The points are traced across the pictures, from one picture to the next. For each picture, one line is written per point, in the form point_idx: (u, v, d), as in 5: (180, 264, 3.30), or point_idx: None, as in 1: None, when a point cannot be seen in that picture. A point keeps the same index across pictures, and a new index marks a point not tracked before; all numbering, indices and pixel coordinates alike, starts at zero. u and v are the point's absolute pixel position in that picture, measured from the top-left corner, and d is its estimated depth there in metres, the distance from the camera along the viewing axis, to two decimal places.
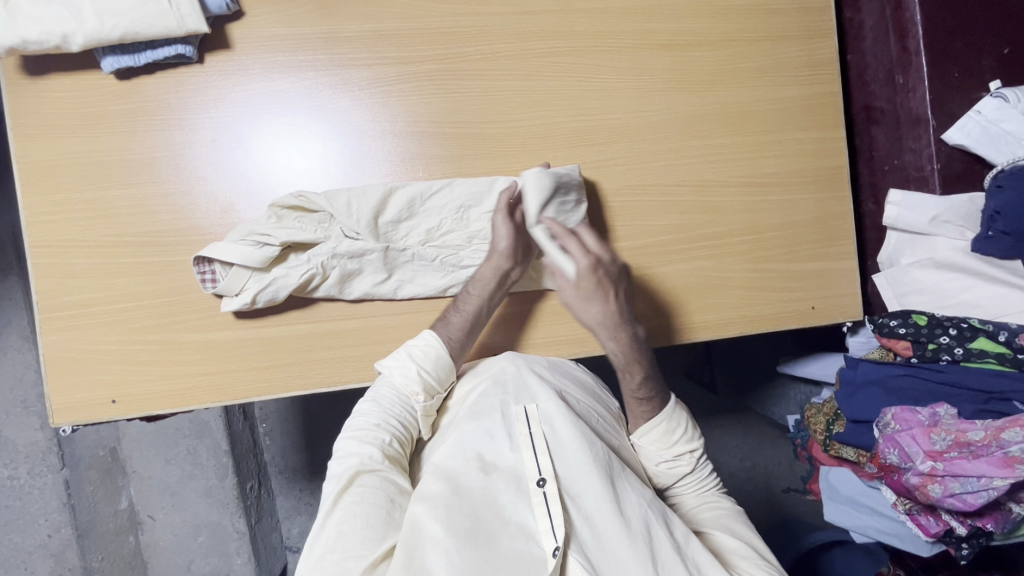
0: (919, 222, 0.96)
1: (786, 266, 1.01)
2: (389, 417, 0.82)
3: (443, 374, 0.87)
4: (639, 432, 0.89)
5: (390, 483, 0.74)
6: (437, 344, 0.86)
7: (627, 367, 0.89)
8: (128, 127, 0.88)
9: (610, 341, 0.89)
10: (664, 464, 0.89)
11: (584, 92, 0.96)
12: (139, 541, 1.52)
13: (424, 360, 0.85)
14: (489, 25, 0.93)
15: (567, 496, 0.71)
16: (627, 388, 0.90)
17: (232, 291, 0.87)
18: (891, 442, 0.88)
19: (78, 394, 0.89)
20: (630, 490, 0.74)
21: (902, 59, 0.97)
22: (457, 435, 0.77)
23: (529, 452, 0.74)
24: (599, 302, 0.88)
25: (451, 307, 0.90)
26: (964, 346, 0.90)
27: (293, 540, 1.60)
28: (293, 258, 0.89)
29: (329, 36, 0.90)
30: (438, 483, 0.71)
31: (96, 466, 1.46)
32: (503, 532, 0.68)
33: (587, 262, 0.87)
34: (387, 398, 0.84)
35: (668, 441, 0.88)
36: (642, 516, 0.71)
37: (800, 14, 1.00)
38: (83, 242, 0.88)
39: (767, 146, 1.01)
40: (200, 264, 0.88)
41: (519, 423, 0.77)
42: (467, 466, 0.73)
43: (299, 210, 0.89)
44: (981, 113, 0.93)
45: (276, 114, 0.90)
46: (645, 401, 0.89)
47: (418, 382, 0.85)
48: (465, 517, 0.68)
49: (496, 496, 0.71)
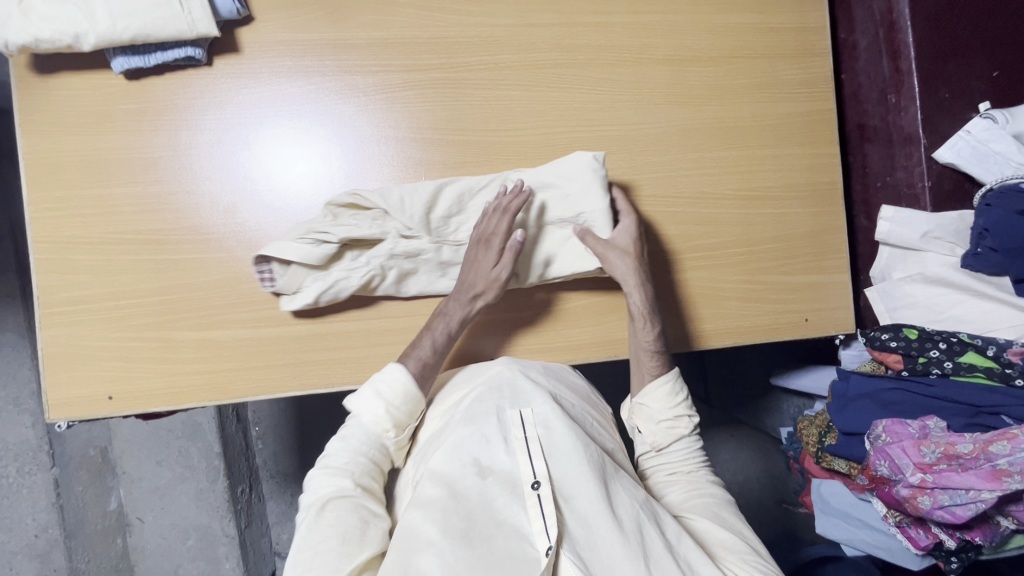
0: (910, 238, 0.98)
1: (780, 278, 1.03)
2: (357, 456, 0.80)
3: (412, 408, 0.85)
4: (643, 392, 0.92)
5: (362, 506, 0.75)
6: (408, 381, 0.84)
7: (647, 321, 0.91)
8: (135, 126, 0.89)
9: (636, 291, 0.91)
10: (665, 424, 0.91)
11: (585, 104, 0.98)
12: (127, 544, 1.52)
13: (392, 396, 0.83)
14: (494, 35, 0.95)
15: (562, 498, 0.72)
16: (643, 337, 0.92)
17: (289, 290, 0.89)
18: (881, 454, 0.90)
19: (73, 390, 0.89)
20: (623, 492, 0.74)
21: (894, 80, 0.99)
22: (452, 440, 0.77)
23: (525, 456, 0.75)
24: (627, 254, 0.91)
25: (417, 343, 0.89)
26: (954, 360, 0.91)
27: (282, 546, 1.60)
28: (350, 256, 0.90)
29: (336, 42, 0.92)
30: (434, 487, 0.72)
31: (86, 467, 1.46)
32: (498, 532, 0.69)
33: (628, 222, 0.94)
34: (355, 437, 0.82)
35: (671, 402, 0.92)
36: (634, 517, 0.72)
37: (796, 33, 1.03)
38: (86, 238, 0.89)
39: (762, 160, 1.03)
40: (258, 264, 0.89)
41: (514, 428, 0.78)
42: (463, 470, 0.74)
43: (352, 209, 0.91)
44: (971, 133, 0.95)
45: (281, 117, 0.92)
46: (657, 356, 0.92)
47: (387, 419, 0.83)
48: (461, 517, 0.69)
49: (490, 499, 0.72)
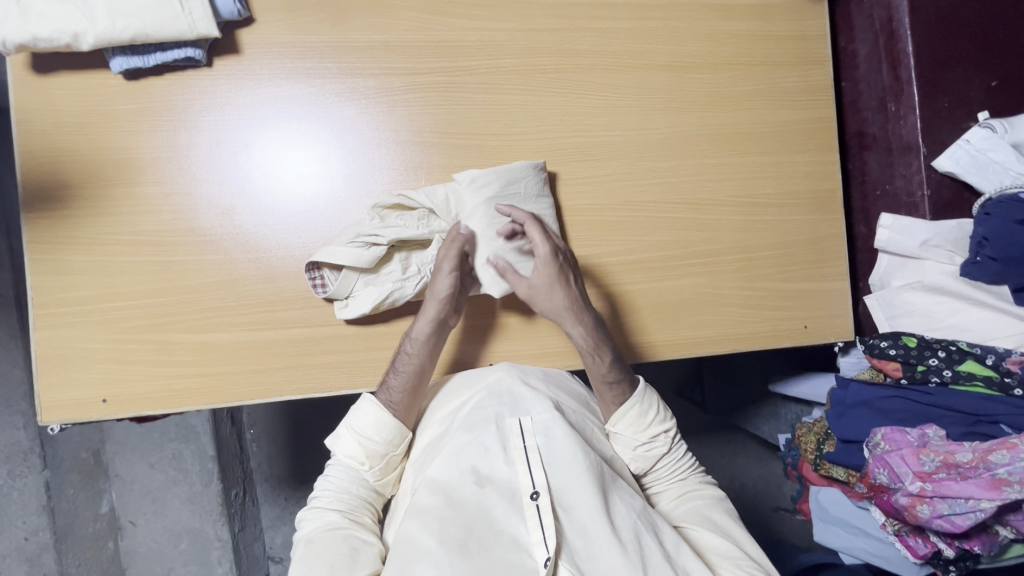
0: (910, 247, 0.98)
1: (779, 285, 1.03)
2: (341, 494, 0.84)
3: (390, 437, 0.86)
4: (613, 419, 0.88)
5: (351, 535, 0.78)
6: (377, 409, 0.85)
7: (595, 352, 0.88)
8: (134, 127, 0.88)
9: (576, 327, 0.88)
10: (643, 447, 0.88)
11: (587, 109, 0.98)
12: (118, 547, 1.50)
13: (365, 427, 0.85)
14: (496, 39, 0.95)
15: (561, 508, 0.72)
16: (598, 372, 0.88)
17: (341, 296, 0.90)
18: (880, 462, 0.89)
19: (66, 392, 0.88)
20: (621, 503, 0.74)
21: (894, 88, 0.99)
22: (450, 448, 0.76)
23: (524, 465, 0.74)
24: (556, 289, 0.87)
25: (391, 370, 0.88)
26: (953, 369, 0.92)
27: (276, 550, 1.56)
28: (399, 258, 0.94)
29: (337, 45, 0.92)
30: (431, 497, 0.72)
31: (77, 469, 1.43)
32: (496, 542, 0.68)
33: (548, 250, 0.87)
34: (338, 476, 0.85)
35: (642, 425, 0.87)
36: (632, 528, 0.71)
37: (796, 41, 1.04)
38: (81, 239, 0.88)
39: (763, 167, 1.03)
40: (310, 272, 0.90)
41: (513, 437, 0.76)
42: (461, 479, 0.73)
43: (398, 209, 0.92)
44: (970, 142, 0.96)
45: (280, 119, 0.91)
46: (617, 386, 0.88)
47: (359, 452, 0.85)
48: (459, 527, 0.69)
49: (488, 509, 0.71)
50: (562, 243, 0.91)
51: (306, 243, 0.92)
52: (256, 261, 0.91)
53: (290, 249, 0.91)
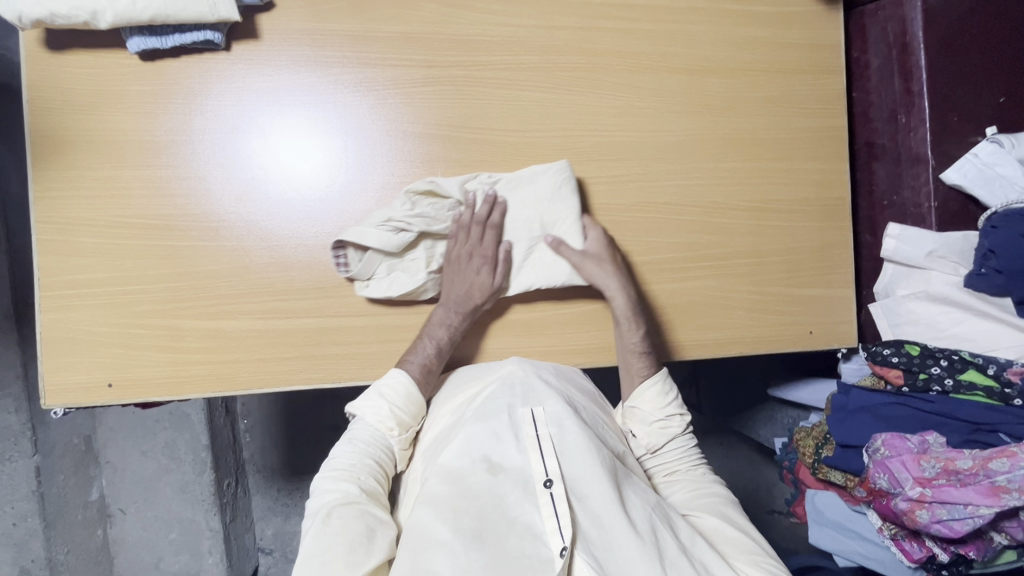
0: (916, 257, 1.00)
1: (786, 290, 1.04)
2: (365, 457, 0.82)
3: (415, 410, 0.88)
4: (634, 395, 0.93)
5: (368, 513, 0.75)
6: (409, 384, 0.87)
7: (629, 323, 0.92)
8: (148, 108, 0.87)
9: (617, 295, 0.92)
10: (658, 425, 0.93)
11: (604, 109, 0.98)
12: (107, 535, 1.49)
13: (398, 397, 0.86)
14: (515, 36, 0.95)
15: (574, 496, 0.72)
16: (632, 339, 0.93)
17: (364, 276, 0.90)
18: (881, 467, 0.91)
19: (70, 376, 0.86)
20: (635, 496, 0.75)
21: (905, 100, 1.01)
22: (463, 436, 0.76)
23: (536, 453, 0.75)
24: (603, 262, 0.92)
25: (418, 352, 0.89)
26: (954, 377, 0.93)
27: (265, 542, 1.57)
28: (425, 246, 0.93)
29: (357, 34, 0.91)
30: (443, 486, 0.72)
31: (69, 455, 1.40)
32: (510, 531, 0.69)
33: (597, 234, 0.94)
34: (362, 437, 0.84)
35: (661, 403, 0.93)
36: (647, 518, 0.72)
37: (812, 49, 1.05)
38: (91, 220, 0.86)
39: (775, 173, 1.04)
40: (335, 251, 0.89)
41: (526, 426, 0.77)
42: (473, 466, 0.74)
43: (430, 196, 0.92)
44: (978, 156, 0.97)
45: (298, 107, 0.90)
46: (645, 358, 0.93)
47: (390, 418, 0.86)
48: (472, 518, 0.69)
49: (503, 497, 0.71)
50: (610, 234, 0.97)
51: (320, 232, 0.91)
52: (269, 249, 0.90)
53: (303, 238, 0.91)
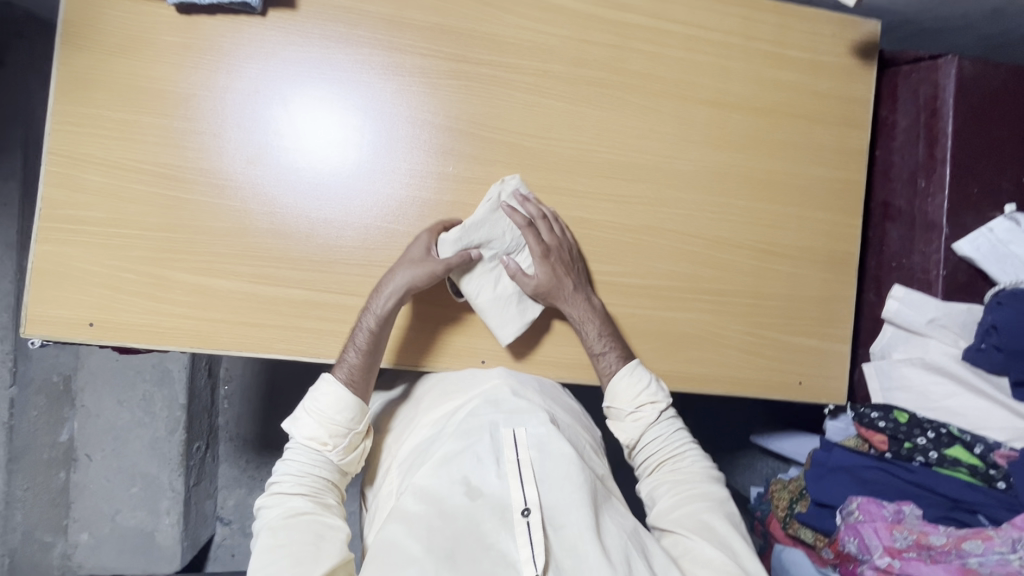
0: (916, 322, 0.98)
1: (780, 336, 1.03)
2: (302, 478, 0.84)
3: (351, 417, 0.86)
4: (609, 395, 0.93)
5: (315, 522, 0.79)
6: (341, 394, 0.85)
7: (584, 325, 0.93)
8: (176, 60, 0.88)
9: (567, 305, 0.92)
10: (630, 418, 0.93)
11: (624, 129, 0.98)
12: (69, 478, 1.47)
13: (325, 408, 0.85)
14: (546, 44, 0.95)
15: (551, 526, 0.73)
16: (588, 345, 0.94)
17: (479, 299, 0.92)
18: (851, 531, 0.89)
19: (55, 308, 0.86)
20: (611, 522, 0.76)
21: (927, 165, 1.00)
22: (444, 455, 0.78)
23: (516, 481, 0.75)
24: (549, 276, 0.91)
25: (350, 344, 0.88)
26: (939, 451, 0.91)
27: (226, 511, 1.55)
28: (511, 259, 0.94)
29: (392, 19, 0.92)
30: (420, 505, 0.73)
31: (45, 392, 1.41)
32: (484, 555, 0.70)
33: (540, 250, 0.91)
34: (297, 457, 0.85)
35: (632, 394, 0.92)
36: (621, 547, 0.73)
37: (841, 101, 1.05)
38: (103, 159, 0.87)
39: (787, 219, 1.03)
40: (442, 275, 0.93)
41: (507, 449, 0.78)
42: (451, 489, 0.75)
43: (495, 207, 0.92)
44: (993, 231, 0.96)
45: (323, 82, 0.91)
46: (605, 356, 0.93)
47: (321, 433, 0.85)
48: (447, 536, 0.70)
49: (478, 522, 0.72)
50: (560, 242, 0.93)
51: (323, 206, 0.91)
52: (270, 216, 0.90)
53: (306, 210, 0.91)
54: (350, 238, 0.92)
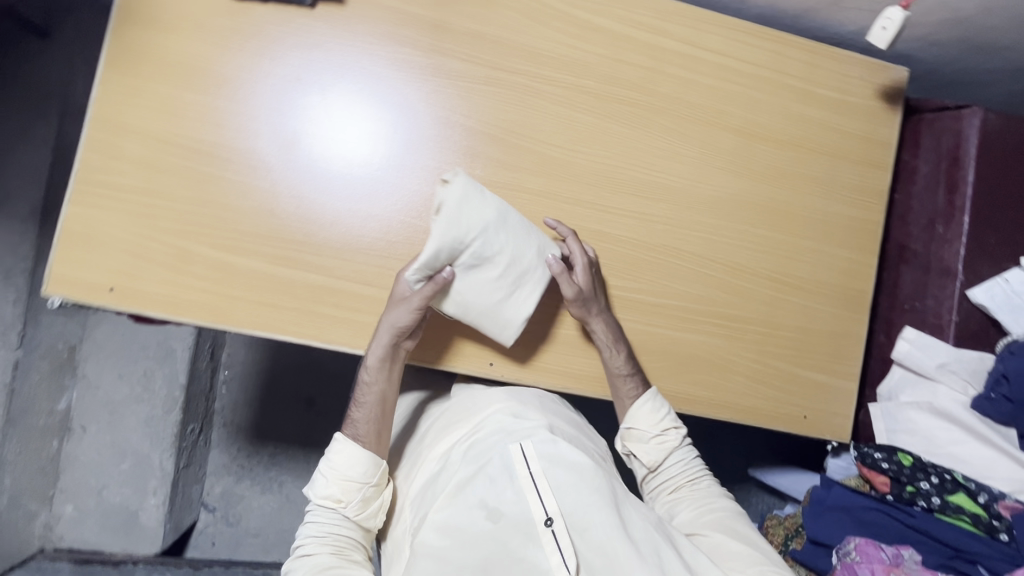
0: (927, 365, 0.98)
1: (788, 368, 1.03)
2: (325, 535, 0.83)
3: (367, 470, 0.85)
4: (630, 417, 0.93)
5: None
6: (350, 448, 0.86)
7: (613, 346, 0.93)
8: (223, 42, 0.91)
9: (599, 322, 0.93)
10: (654, 441, 0.94)
11: (650, 149, 1.00)
12: (61, 448, 1.45)
13: (338, 464, 0.85)
14: (582, 60, 0.98)
15: (576, 530, 0.72)
16: (613, 367, 0.94)
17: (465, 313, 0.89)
18: (847, 570, 0.87)
19: (78, 271, 0.87)
20: (634, 513, 0.76)
21: (946, 212, 1.01)
22: (455, 490, 0.77)
23: (534, 495, 0.72)
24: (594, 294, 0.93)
25: (354, 405, 0.90)
26: (942, 497, 0.90)
27: (211, 498, 1.52)
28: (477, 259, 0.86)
29: (435, 23, 0.95)
30: (444, 540, 0.73)
31: (50, 358, 1.45)
32: (517, 568, 0.69)
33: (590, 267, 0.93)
34: (318, 519, 0.85)
35: (655, 419, 0.93)
36: (648, 538, 0.74)
37: (865, 142, 1.06)
38: (141, 130, 0.89)
39: (803, 252, 1.04)
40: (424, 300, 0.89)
41: (518, 465, 0.74)
42: (471, 515, 0.73)
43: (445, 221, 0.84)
44: (1008, 282, 0.97)
45: (361, 75, 0.93)
46: (629, 379, 0.94)
47: (336, 490, 0.85)
48: (478, 556, 0.70)
49: (506, 541, 0.71)
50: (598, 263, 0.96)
51: (348, 196, 0.93)
52: (297, 201, 0.92)
53: (333, 197, 0.92)
54: (372, 230, 0.93)
